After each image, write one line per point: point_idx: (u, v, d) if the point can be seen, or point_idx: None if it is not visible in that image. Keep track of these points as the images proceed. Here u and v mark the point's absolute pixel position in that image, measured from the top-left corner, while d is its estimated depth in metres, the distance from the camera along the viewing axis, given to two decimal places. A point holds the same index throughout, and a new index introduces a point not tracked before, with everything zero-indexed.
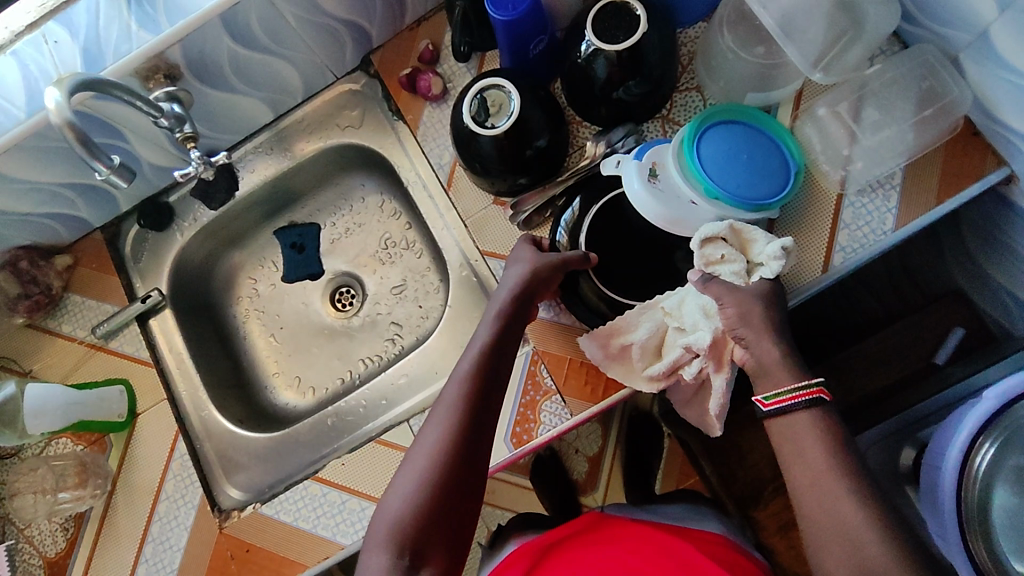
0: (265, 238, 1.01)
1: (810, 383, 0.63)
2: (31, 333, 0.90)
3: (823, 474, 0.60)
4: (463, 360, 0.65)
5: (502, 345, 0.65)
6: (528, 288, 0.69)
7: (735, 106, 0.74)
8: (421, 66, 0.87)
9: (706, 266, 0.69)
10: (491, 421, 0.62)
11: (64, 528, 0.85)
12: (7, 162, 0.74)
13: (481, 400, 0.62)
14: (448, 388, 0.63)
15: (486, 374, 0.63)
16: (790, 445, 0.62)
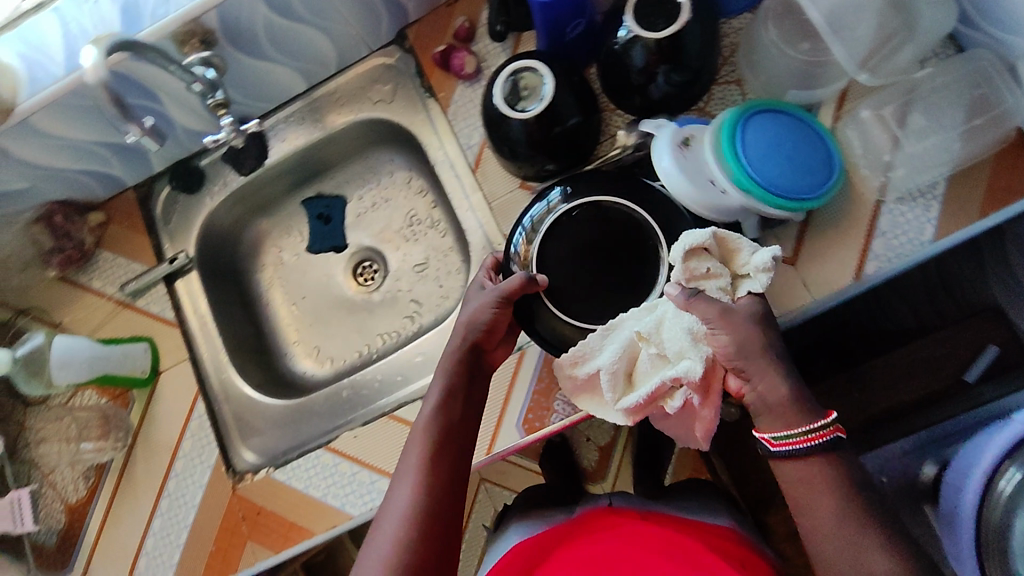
0: (294, 207, 1.03)
1: (824, 424, 0.60)
2: (63, 286, 0.93)
3: (841, 521, 0.58)
4: (421, 420, 0.67)
5: (459, 399, 0.69)
6: (474, 336, 0.71)
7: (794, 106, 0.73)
8: (456, 43, 0.86)
9: (687, 283, 0.65)
10: (458, 476, 0.65)
11: (86, 477, 0.88)
12: (46, 118, 0.76)
13: (440, 457, 0.65)
14: (408, 452, 0.65)
15: (442, 431, 0.66)
16: (803, 489, 0.60)
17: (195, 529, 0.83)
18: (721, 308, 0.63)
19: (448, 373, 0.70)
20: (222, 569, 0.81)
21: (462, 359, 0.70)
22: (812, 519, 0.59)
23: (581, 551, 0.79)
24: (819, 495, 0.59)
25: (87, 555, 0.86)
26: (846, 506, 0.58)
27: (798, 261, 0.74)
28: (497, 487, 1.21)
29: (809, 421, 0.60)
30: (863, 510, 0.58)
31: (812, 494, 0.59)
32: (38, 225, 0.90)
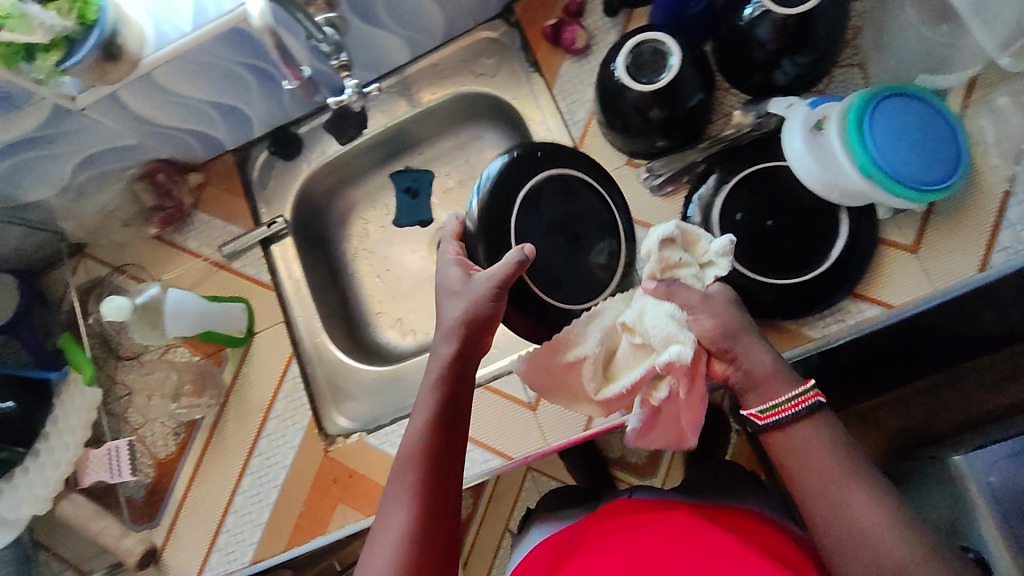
0: (381, 180, 1.03)
1: (806, 390, 0.59)
2: (160, 245, 0.94)
3: (833, 488, 0.56)
4: (411, 426, 0.61)
5: (453, 403, 0.62)
6: (469, 333, 0.62)
7: (937, 100, 0.71)
8: (566, 18, 0.85)
9: (660, 268, 0.64)
10: (451, 490, 0.59)
11: (176, 433, 0.88)
12: (167, 73, 0.76)
13: (435, 476, 0.58)
14: (398, 472, 0.59)
15: (436, 447, 0.59)
16: (797, 461, 0.58)
17: (284, 489, 0.84)
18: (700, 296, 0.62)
19: (441, 380, 0.62)
20: (312, 529, 0.82)
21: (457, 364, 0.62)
22: (806, 488, 0.57)
23: (595, 548, 0.67)
24: (807, 463, 0.57)
25: (174, 512, 0.85)
26: (837, 470, 0.56)
27: (919, 249, 0.72)
28: (543, 476, 1.19)
29: (785, 390, 0.59)
30: (854, 475, 0.56)
31: (807, 463, 0.57)
32: (140, 183, 0.92)
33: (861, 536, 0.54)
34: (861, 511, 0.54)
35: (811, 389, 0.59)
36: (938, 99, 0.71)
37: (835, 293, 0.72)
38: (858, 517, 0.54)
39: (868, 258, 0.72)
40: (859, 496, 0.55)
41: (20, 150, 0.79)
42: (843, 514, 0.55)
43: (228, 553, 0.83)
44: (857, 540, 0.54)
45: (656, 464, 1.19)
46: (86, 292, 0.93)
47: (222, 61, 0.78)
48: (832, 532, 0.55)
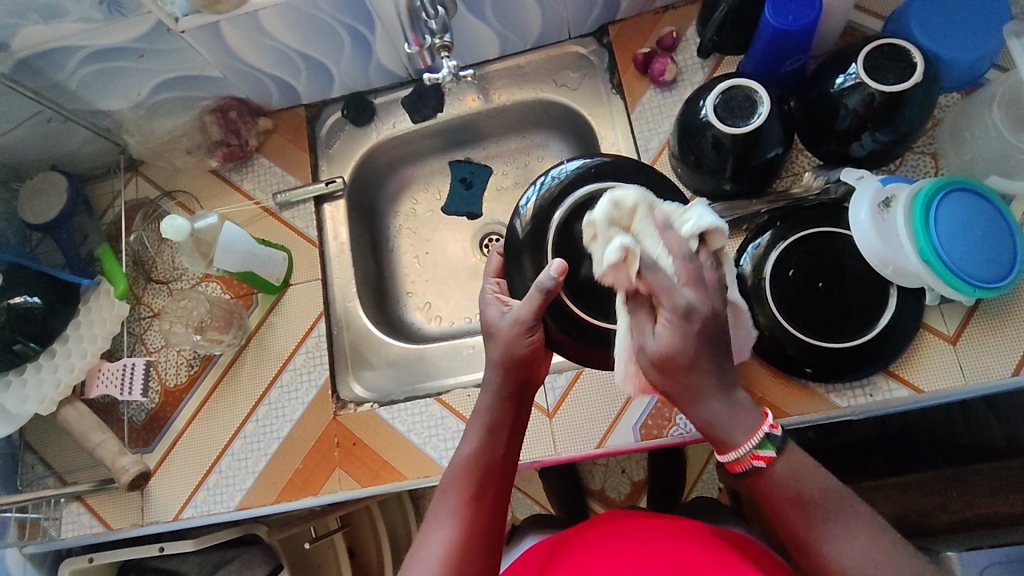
0: (439, 165, 1.04)
1: (756, 442, 0.52)
2: (215, 179, 0.95)
3: (805, 518, 0.52)
4: (463, 445, 0.60)
5: (506, 428, 0.60)
6: (517, 373, 0.60)
7: (1001, 198, 0.73)
8: (658, 50, 0.88)
9: (629, 249, 0.50)
10: (495, 519, 0.58)
11: (190, 364, 0.88)
12: (272, 16, 0.78)
13: (480, 503, 0.57)
14: (439, 504, 0.57)
15: (483, 472, 0.58)
16: (780, 496, 0.52)
17: (286, 443, 0.83)
18: (679, 311, 0.49)
19: (489, 409, 0.60)
20: (305, 488, 0.82)
21: (509, 393, 0.60)
22: (782, 514, 0.53)
23: (588, 553, 0.67)
24: (785, 500, 0.52)
25: (172, 441, 0.85)
26: (820, 494, 0.52)
27: (958, 342, 0.74)
28: (519, 493, 1.18)
29: (728, 446, 0.52)
30: (834, 506, 0.52)
31: (791, 496, 0.52)
32: (210, 115, 0.92)
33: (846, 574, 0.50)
34: (841, 547, 0.51)
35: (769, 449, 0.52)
36: (1002, 198, 0.74)
37: (868, 367, 0.73)
38: (845, 553, 0.50)
39: (908, 341, 0.73)
40: (841, 524, 0.51)
41: (110, 57, 0.80)
42: (822, 545, 0.51)
43: (216, 495, 0.82)
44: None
45: (636, 501, 1.17)
46: (132, 210, 0.95)
47: (323, 16, 0.80)
48: (819, 565, 0.52)
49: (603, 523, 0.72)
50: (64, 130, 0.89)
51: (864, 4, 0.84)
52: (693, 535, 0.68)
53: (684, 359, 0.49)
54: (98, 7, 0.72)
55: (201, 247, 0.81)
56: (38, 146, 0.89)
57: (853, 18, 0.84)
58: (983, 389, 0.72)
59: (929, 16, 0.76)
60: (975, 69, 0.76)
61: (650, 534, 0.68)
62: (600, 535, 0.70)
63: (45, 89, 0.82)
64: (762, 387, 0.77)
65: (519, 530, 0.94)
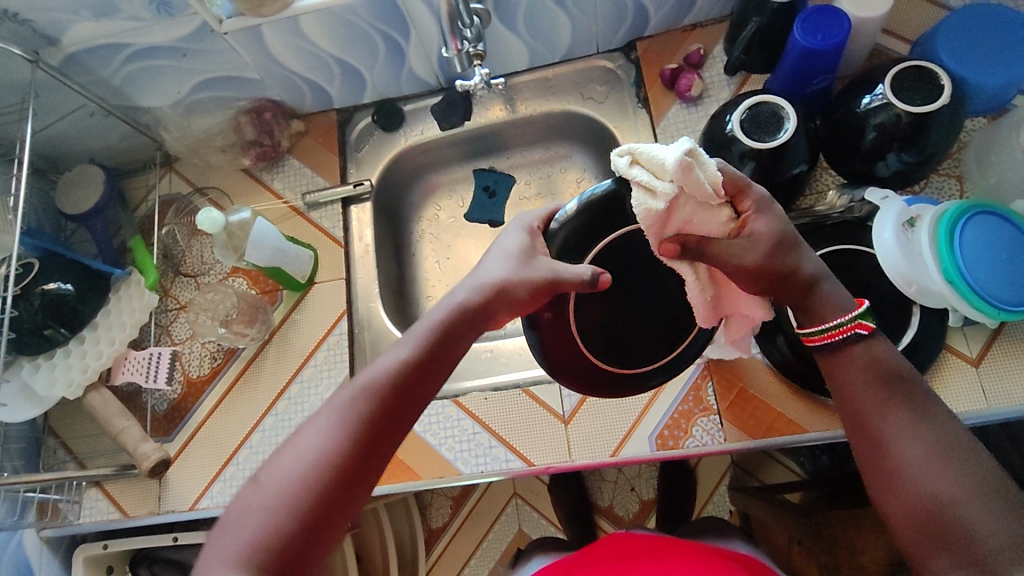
0: (464, 173, 1.06)
1: (860, 311, 0.57)
2: (245, 178, 0.97)
3: (881, 412, 0.54)
4: (396, 347, 0.58)
5: (446, 355, 0.59)
6: (481, 301, 0.61)
7: None
8: (685, 66, 0.89)
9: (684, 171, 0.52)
10: (396, 433, 0.54)
11: (213, 357, 0.89)
12: (312, 21, 0.80)
13: (388, 407, 0.54)
14: (347, 389, 0.54)
15: (404, 377, 0.55)
16: (859, 378, 0.56)
17: None
18: (763, 202, 0.58)
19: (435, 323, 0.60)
20: None
21: (467, 316, 0.61)
22: (856, 414, 0.55)
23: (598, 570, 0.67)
24: (863, 383, 0.56)
25: (192, 431, 0.86)
26: (898, 387, 0.54)
27: (981, 365, 0.73)
28: (528, 506, 1.18)
29: (821, 318, 0.58)
30: (908, 398, 0.54)
31: (865, 396, 0.55)
32: (245, 116, 0.95)
33: (901, 463, 0.51)
34: (905, 436, 0.52)
35: (851, 318, 0.56)
36: None
37: None
38: (908, 444, 0.51)
39: (930, 361, 0.73)
40: (913, 416, 0.53)
41: (153, 55, 0.82)
42: (888, 431, 0.53)
43: (232, 487, 0.83)
44: (895, 464, 0.52)
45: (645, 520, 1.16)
46: (165, 205, 0.97)
47: (361, 23, 0.82)
48: (878, 451, 0.53)
49: (610, 547, 0.72)
50: (105, 124, 0.92)
51: (892, 28, 0.85)
52: (704, 556, 0.68)
53: (780, 242, 0.58)
54: (148, 6, 0.74)
55: (231, 240, 0.83)
56: (79, 139, 0.92)
57: (880, 41, 0.85)
58: (1007, 413, 0.71)
59: (957, 40, 0.77)
60: (1002, 95, 0.77)
61: (659, 556, 0.68)
62: (610, 557, 0.70)
63: (90, 84, 0.86)
64: (757, 390, 0.78)
65: (524, 552, 0.94)
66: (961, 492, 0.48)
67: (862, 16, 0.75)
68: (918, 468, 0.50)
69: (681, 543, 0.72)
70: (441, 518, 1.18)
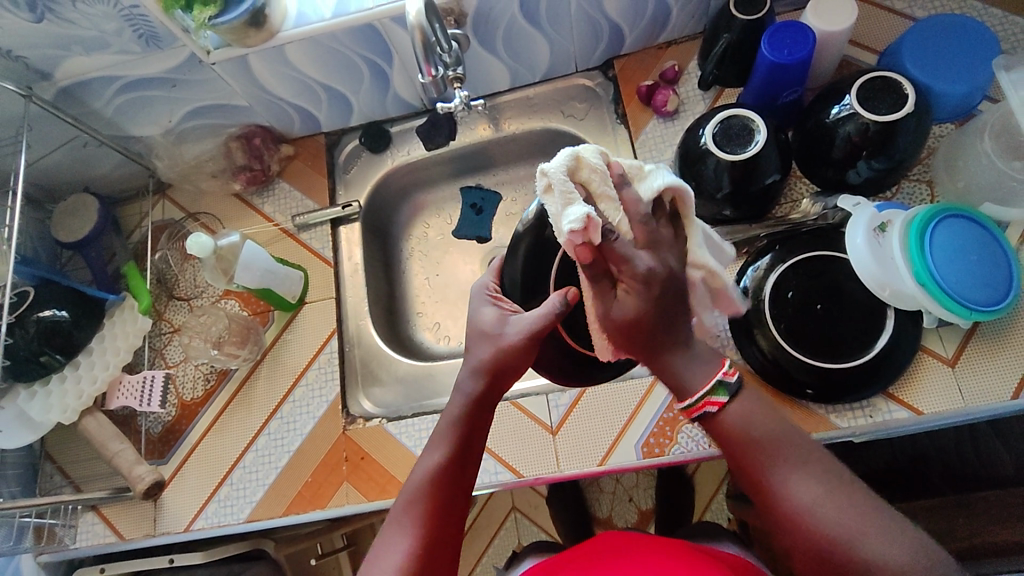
0: (451, 191, 1.08)
1: (711, 388, 0.56)
2: (237, 202, 1.00)
3: (763, 460, 0.55)
4: (431, 451, 0.62)
5: (474, 441, 0.63)
6: (493, 378, 0.62)
7: (995, 223, 0.75)
8: (661, 82, 0.92)
9: (589, 218, 0.53)
10: (457, 529, 0.60)
11: (206, 379, 0.91)
12: (297, 50, 0.83)
13: (442, 515, 0.59)
14: (401, 511, 0.59)
15: (450, 481, 0.60)
16: (734, 438, 0.57)
17: (295, 457, 0.85)
18: (641, 279, 0.55)
19: (458, 416, 0.63)
20: (312, 502, 0.83)
21: (479, 402, 0.63)
22: (741, 459, 0.57)
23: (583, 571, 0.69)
24: (742, 441, 0.56)
25: (186, 453, 0.88)
26: (773, 435, 0.56)
27: (957, 364, 0.75)
28: (527, 520, 1.18)
29: (685, 392, 0.57)
30: (786, 445, 0.55)
31: (744, 440, 0.56)
32: (235, 142, 0.97)
33: (797, 516, 0.53)
34: (793, 486, 0.54)
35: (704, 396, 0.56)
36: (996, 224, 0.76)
37: (866, 388, 0.74)
38: (797, 493, 0.53)
39: (907, 362, 0.75)
40: (794, 466, 0.54)
41: (144, 87, 0.85)
42: (777, 486, 0.54)
43: (227, 506, 0.84)
44: (791, 517, 0.53)
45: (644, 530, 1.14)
46: (158, 230, 0.99)
47: (343, 50, 0.85)
48: (775, 507, 0.55)
49: (596, 547, 0.73)
50: (98, 154, 0.94)
51: (859, 40, 0.88)
52: (688, 555, 0.69)
53: (646, 321, 0.55)
54: (137, 41, 0.77)
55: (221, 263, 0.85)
56: (72, 170, 0.95)
57: (848, 53, 0.88)
58: (984, 411, 0.73)
59: (921, 50, 0.79)
60: (967, 102, 0.79)
61: (644, 554, 0.69)
62: (596, 558, 0.71)
63: (83, 115, 0.88)
64: None
65: (518, 557, 0.95)
66: (852, 523, 0.51)
67: (827, 29, 0.78)
68: (808, 514, 0.52)
69: (666, 542, 0.74)
70: None
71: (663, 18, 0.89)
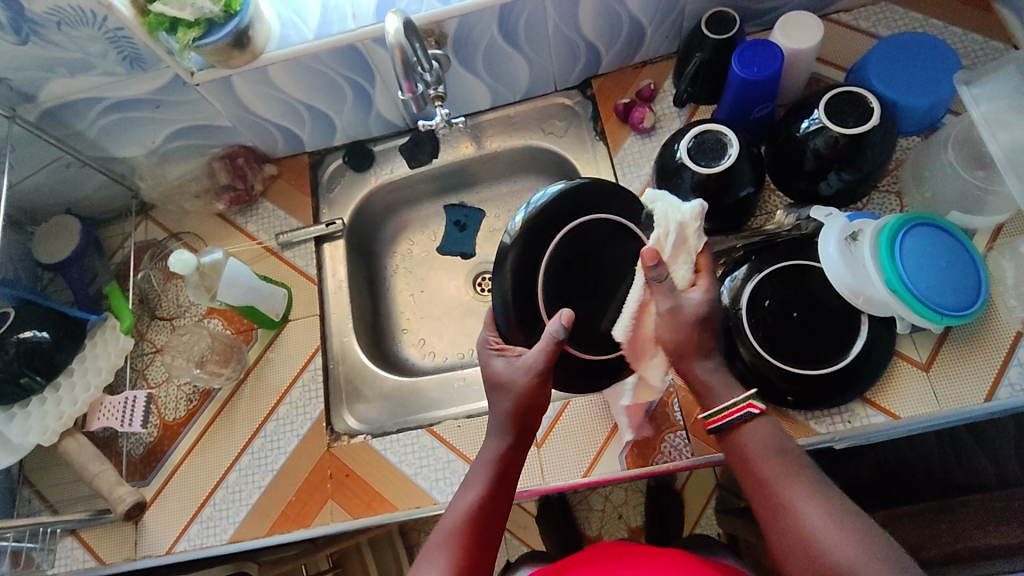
0: (435, 209, 1.10)
1: (746, 395, 0.61)
2: (220, 222, 1.00)
3: (785, 477, 0.58)
4: (463, 493, 0.64)
5: (504, 484, 0.65)
6: (520, 424, 0.65)
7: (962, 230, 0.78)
8: (637, 100, 0.94)
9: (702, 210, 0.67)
10: (488, 570, 0.60)
11: (189, 399, 0.90)
12: (281, 71, 0.84)
13: (475, 554, 0.59)
14: (434, 547, 0.59)
15: (483, 523, 0.61)
16: (759, 454, 0.60)
17: (279, 476, 0.85)
18: (719, 288, 0.65)
19: (491, 460, 0.65)
20: (297, 521, 0.82)
21: (507, 454, 0.66)
22: (766, 475, 0.59)
23: None
24: (760, 457, 0.60)
25: (168, 474, 0.87)
26: (799, 464, 0.59)
27: (931, 369, 0.76)
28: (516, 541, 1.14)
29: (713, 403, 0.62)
30: (804, 470, 0.58)
31: (772, 458, 0.60)
32: (219, 162, 0.98)
33: (806, 525, 0.55)
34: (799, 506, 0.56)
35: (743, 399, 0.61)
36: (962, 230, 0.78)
37: (844, 394, 0.76)
38: (812, 510, 0.55)
39: (882, 367, 0.76)
40: (813, 490, 0.57)
41: (128, 108, 0.86)
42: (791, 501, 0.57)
43: (209, 528, 0.83)
44: (798, 534, 0.55)
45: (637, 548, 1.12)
46: (141, 250, 0.99)
47: (327, 71, 0.87)
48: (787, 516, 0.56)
49: (585, 560, 0.74)
50: (82, 175, 0.94)
51: (826, 57, 0.91)
52: (675, 563, 0.69)
53: (710, 315, 0.63)
54: (121, 62, 0.78)
55: (204, 281, 0.85)
56: (56, 191, 0.95)
57: (816, 70, 0.91)
58: (959, 414, 0.74)
59: (885, 65, 0.82)
60: (931, 115, 0.82)
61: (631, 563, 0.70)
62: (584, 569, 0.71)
63: (66, 137, 0.88)
64: None
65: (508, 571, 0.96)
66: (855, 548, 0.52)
67: (795, 47, 0.81)
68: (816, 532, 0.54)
69: (655, 550, 0.74)
70: None
71: (637, 38, 0.92)
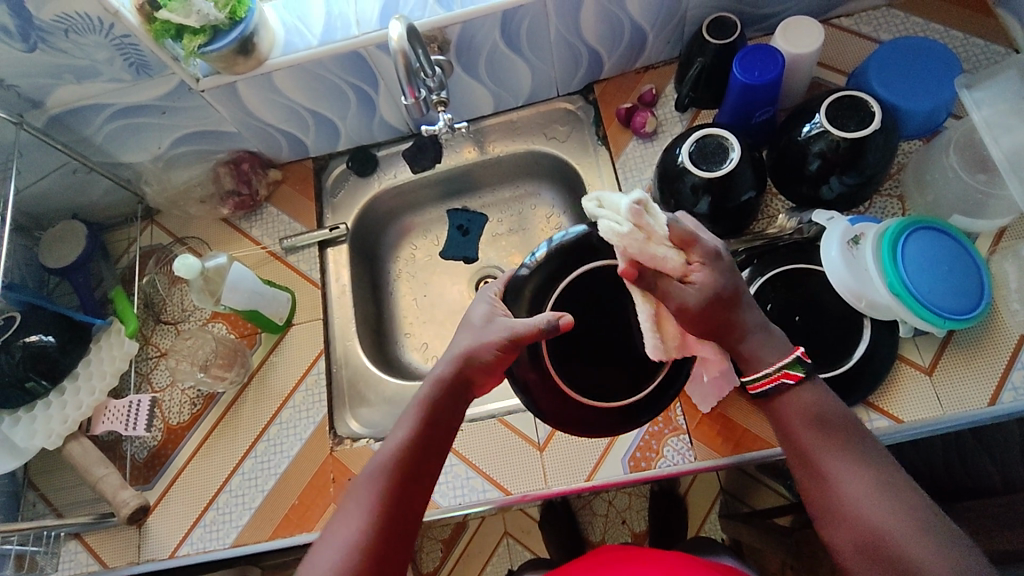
0: (438, 214, 1.10)
1: (788, 361, 0.60)
2: (225, 227, 1.01)
3: (823, 448, 0.58)
4: (393, 434, 0.64)
5: (438, 429, 0.64)
6: (464, 370, 0.64)
7: (964, 233, 0.78)
8: (639, 105, 0.95)
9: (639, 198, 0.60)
10: (410, 511, 0.61)
11: (192, 403, 0.91)
12: (285, 77, 0.85)
13: (394, 496, 0.60)
14: (358, 489, 0.61)
15: (404, 465, 0.61)
16: (795, 424, 0.60)
17: (282, 479, 0.85)
18: (708, 256, 0.61)
19: (425, 402, 0.64)
20: (300, 525, 0.82)
21: (445, 392, 0.65)
22: (803, 445, 0.59)
23: None
24: (803, 425, 0.59)
25: (171, 478, 0.87)
26: (838, 427, 0.59)
27: (934, 372, 0.76)
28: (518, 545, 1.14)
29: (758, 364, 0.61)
30: (845, 438, 0.58)
31: (810, 427, 0.59)
32: (224, 167, 0.99)
33: (846, 496, 0.56)
34: (844, 477, 0.56)
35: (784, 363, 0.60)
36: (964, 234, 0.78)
37: (847, 399, 0.75)
38: (852, 479, 0.56)
39: (885, 372, 0.76)
40: (852, 458, 0.57)
41: (133, 114, 0.87)
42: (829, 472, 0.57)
43: (212, 531, 0.83)
44: (837, 506, 0.56)
45: None
46: (146, 255, 1.00)
47: (331, 77, 0.87)
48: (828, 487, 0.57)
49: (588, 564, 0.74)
50: (88, 181, 0.95)
51: (827, 62, 0.91)
52: (678, 567, 0.69)
53: (717, 295, 0.60)
54: (127, 69, 0.79)
55: (208, 285, 0.85)
56: (63, 197, 0.96)
57: (818, 75, 0.91)
58: (963, 419, 0.74)
59: (886, 70, 0.82)
60: (933, 119, 0.82)
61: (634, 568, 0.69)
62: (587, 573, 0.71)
63: (73, 143, 0.89)
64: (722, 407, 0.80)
65: None
66: (898, 518, 0.53)
67: (796, 52, 0.81)
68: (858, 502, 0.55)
69: (658, 554, 0.74)
70: (431, 563, 1.13)
71: (639, 44, 0.92)
